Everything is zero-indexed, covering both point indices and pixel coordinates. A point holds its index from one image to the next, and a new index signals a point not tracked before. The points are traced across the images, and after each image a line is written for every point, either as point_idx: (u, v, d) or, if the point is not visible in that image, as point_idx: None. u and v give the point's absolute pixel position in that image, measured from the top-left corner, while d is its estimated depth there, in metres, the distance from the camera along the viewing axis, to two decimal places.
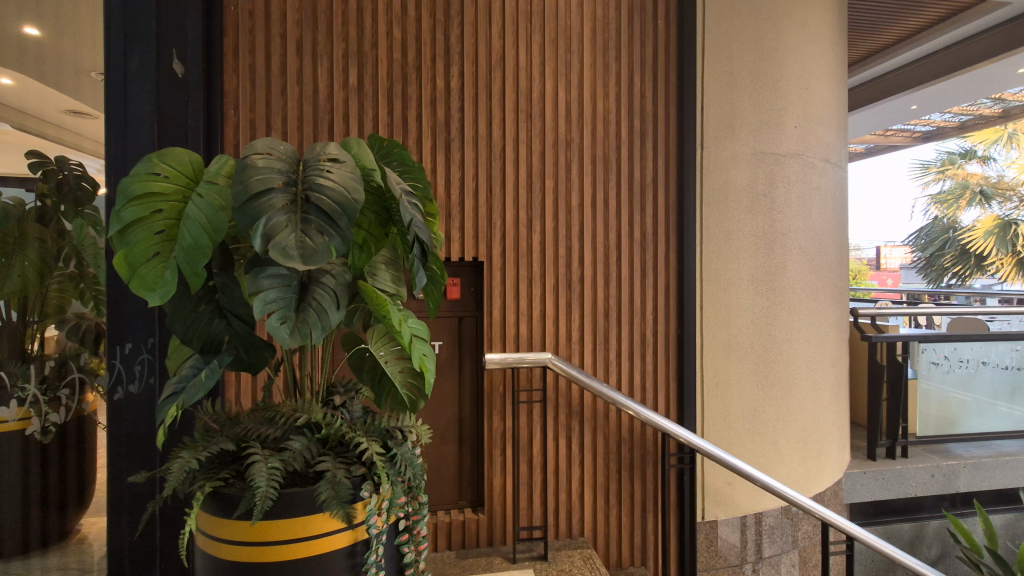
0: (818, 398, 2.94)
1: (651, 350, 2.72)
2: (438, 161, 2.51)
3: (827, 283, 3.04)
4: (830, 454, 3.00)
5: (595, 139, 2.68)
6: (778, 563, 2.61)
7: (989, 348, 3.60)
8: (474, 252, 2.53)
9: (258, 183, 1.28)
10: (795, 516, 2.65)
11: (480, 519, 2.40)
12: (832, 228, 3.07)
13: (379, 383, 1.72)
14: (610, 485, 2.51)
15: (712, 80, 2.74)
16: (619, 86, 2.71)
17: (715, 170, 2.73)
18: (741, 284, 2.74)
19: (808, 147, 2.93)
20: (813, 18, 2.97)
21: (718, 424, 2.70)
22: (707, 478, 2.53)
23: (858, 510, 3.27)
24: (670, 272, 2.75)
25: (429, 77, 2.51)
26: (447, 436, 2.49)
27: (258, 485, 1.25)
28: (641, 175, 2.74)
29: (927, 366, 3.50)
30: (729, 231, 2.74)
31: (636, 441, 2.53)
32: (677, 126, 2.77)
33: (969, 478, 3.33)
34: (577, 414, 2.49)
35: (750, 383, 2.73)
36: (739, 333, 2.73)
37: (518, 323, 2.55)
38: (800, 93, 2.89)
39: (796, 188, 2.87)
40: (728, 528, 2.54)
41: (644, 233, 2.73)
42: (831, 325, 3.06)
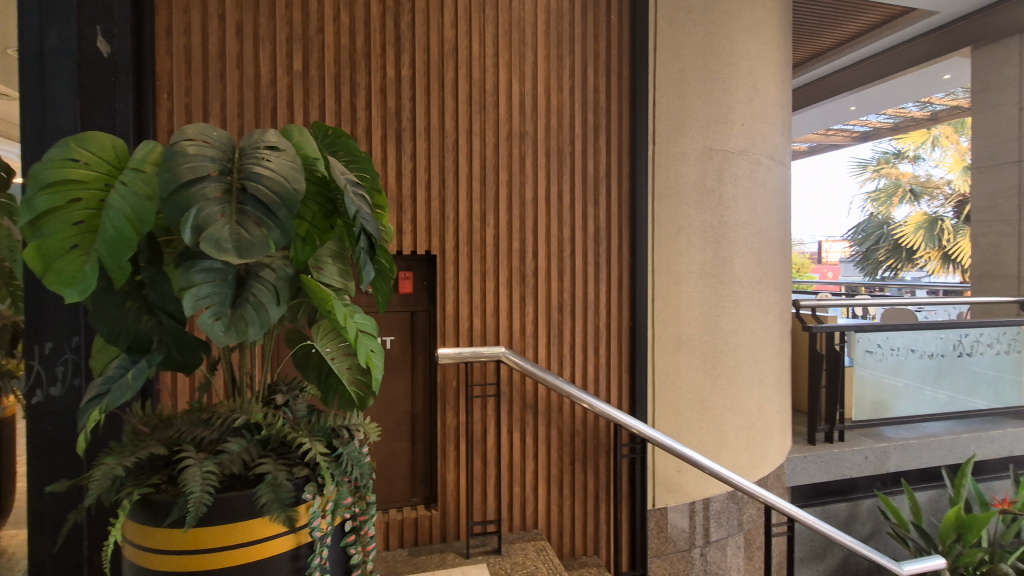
0: (762, 386, 3.05)
1: (604, 343, 2.76)
2: (389, 152, 2.44)
3: (772, 276, 3.16)
4: (773, 440, 3.13)
5: (549, 132, 2.67)
6: (724, 546, 2.70)
7: (918, 337, 3.84)
8: (427, 246, 2.48)
9: (189, 171, 1.21)
10: (740, 500, 2.75)
11: (433, 515, 2.37)
12: (776, 223, 3.19)
13: (326, 381, 1.68)
14: (563, 477, 2.53)
15: (663, 77, 2.78)
16: (573, 80, 2.71)
17: (665, 166, 2.78)
18: (690, 277, 2.81)
19: (754, 145, 3.02)
20: (759, 19, 3.06)
21: (668, 414, 2.77)
22: (658, 466, 2.60)
23: (798, 493, 3.42)
24: (623, 265, 2.79)
25: (379, 66, 2.44)
26: (398, 433, 2.44)
27: (191, 491, 1.18)
28: (595, 170, 2.76)
29: (863, 354, 3.69)
30: (680, 225, 2.80)
31: (590, 432, 2.56)
32: (630, 121, 2.80)
33: (898, 458, 3.56)
34: (531, 408, 2.49)
35: (699, 374, 2.82)
36: (688, 325, 2.80)
37: (471, 316, 2.53)
38: (747, 92, 2.98)
39: (742, 184, 2.96)
40: (677, 514, 2.61)
41: (598, 227, 2.75)
42: (775, 316, 3.18)
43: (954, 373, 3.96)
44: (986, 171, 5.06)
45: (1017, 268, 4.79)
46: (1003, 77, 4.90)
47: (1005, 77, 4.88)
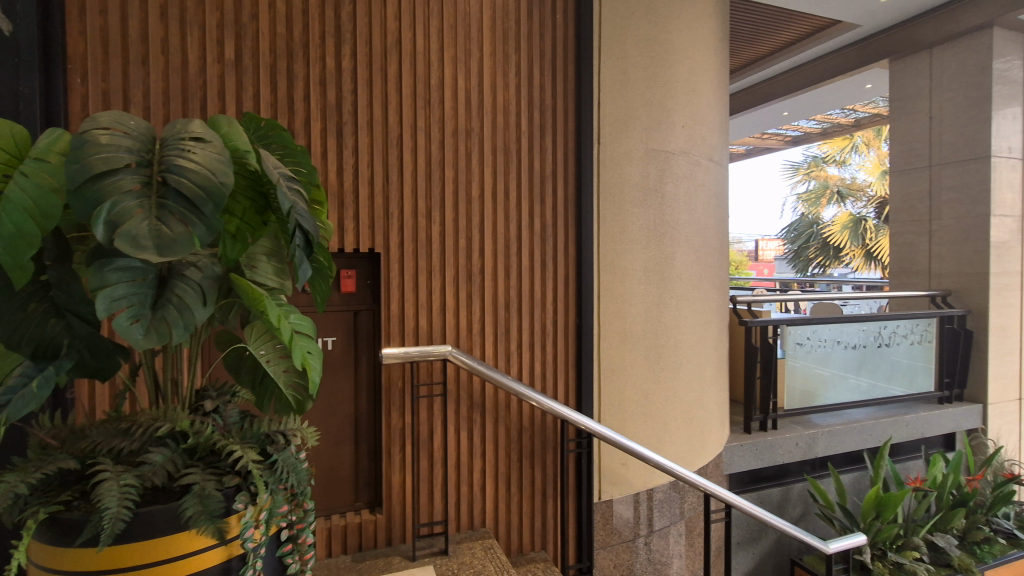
0: (702, 379, 3.17)
1: (551, 339, 2.78)
2: (329, 146, 2.36)
3: (711, 273, 3.28)
4: (712, 430, 3.26)
5: (495, 130, 2.66)
6: (667, 534, 2.78)
7: (842, 329, 4.11)
8: (370, 243, 2.41)
9: (101, 162, 1.11)
10: (681, 489, 2.85)
11: (378, 519, 2.32)
12: (714, 222, 3.32)
13: (261, 385, 1.59)
14: (511, 475, 2.54)
15: (607, 78, 2.83)
16: (518, 78, 2.72)
17: (610, 165, 2.84)
18: (634, 274, 2.88)
19: (694, 146, 3.13)
20: (698, 24, 3.17)
21: (613, 408, 2.83)
22: (604, 460, 2.65)
23: (735, 480, 3.58)
24: (569, 263, 2.82)
25: (318, 55, 2.35)
26: (341, 435, 2.37)
27: (106, 506, 1.10)
28: (541, 168, 2.77)
29: (794, 347, 3.91)
30: (624, 223, 2.86)
31: (537, 429, 2.58)
32: (575, 121, 2.84)
33: (825, 443, 3.79)
34: (479, 407, 2.48)
35: (643, 368, 2.89)
36: (632, 321, 2.87)
37: (417, 315, 2.49)
38: (687, 95, 3.08)
39: (683, 184, 3.06)
40: (622, 505, 2.68)
41: (544, 225, 2.76)
42: (713, 311, 3.32)
43: (875, 363, 4.26)
44: (902, 175, 5.47)
45: (928, 264, 5.21)
46: (917, 88, 5.30)
47: (918, 88, 5.28)
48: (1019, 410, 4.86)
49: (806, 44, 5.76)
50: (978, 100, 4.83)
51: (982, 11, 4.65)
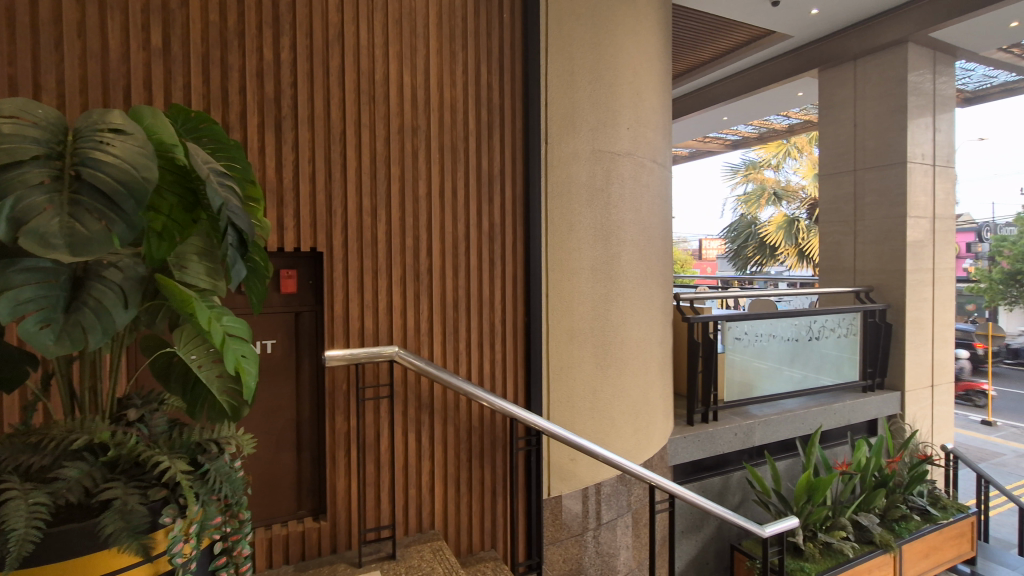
0: (647, 374, 3.27)
1: (500, 338, 2.78)
2: (267, 141, 2.26)
3: (655, 270, 3.38)
4: (657, 424, 3.36)
5: (442, 127, 2.64)
6: (614, 526, 2.85)
7: (777, 324, 4.33)
8: (312, 241, 2.33)
9: (2, 153, 1.03)
10: (628, 482, 2.92)
11: (321, 527, 2.25)
12: (658, 222, 3.42)
13: (191, 392, 1.49)
14: (460, 475, 2.52)
15: (554, 79, 2.86)
16: (466, 76, 2.70)
17: (558, 165, 2.87)
18: (581, 272, 2.93)
19: (639, 148, 3.21)
20: (641, 30, 3.26)
21: (562, 405, 2.86)
22: (553, 456, 2.67)
23: (680, 471, 3.70)
24: (517, 262, 2.84)
25: (255, 47, 2.26)
26: (281, 441, 2.28)
27: (11, 528, 1.01)
28: (489, 168, 2.77)
29: (733, 341, 4.09)
30: (572, 223, 2.90)
31: (486, 428, 2.58)
32: (523, 121, 2.86)
33: (762, 433, 3.99)
34: (427, 408, 2.45)
35: (590, 365, 2.95)
36: (580, 318, 2.92)
37: (363, 316, 2.42)
38: (632, 98, 3.16)
39: (629, 185, 3.13)
40: (570, 500, 2.72)
41: (492, 224, 2.76)
42: (657, 308, 3.42)
43: (806, 355, 4.52)
44: (830, 178, 5.82)
45: (853, 262, 5.57)
46: (842, 97, 5.66)
47: (844, 97, 5.63)
48: (932, 396, 5.28)
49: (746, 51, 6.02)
50: (895, 109, 5.21)
51: (899, 27, 5.02)
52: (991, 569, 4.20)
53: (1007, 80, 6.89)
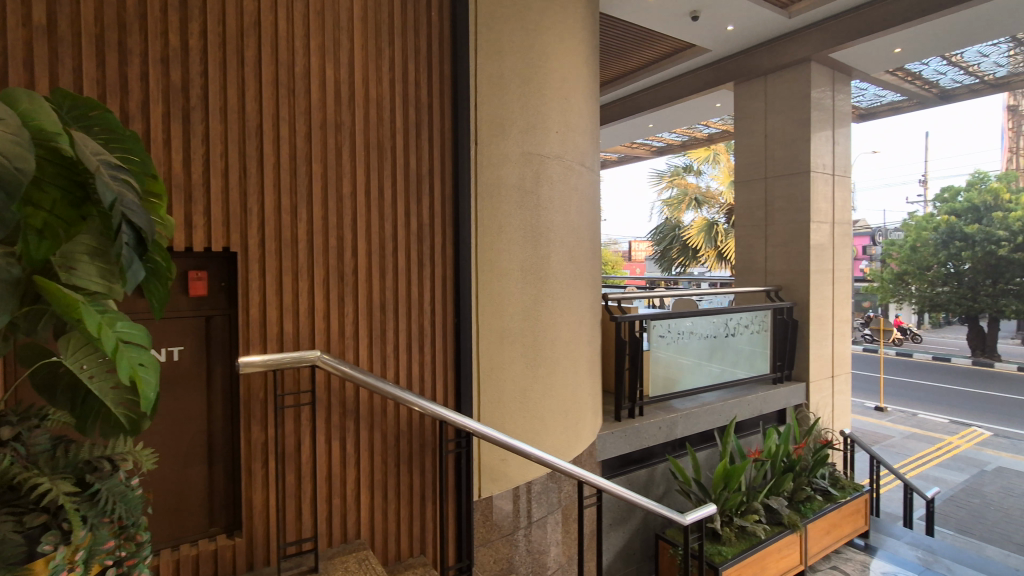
0: (575, 372, 3.35)
1: (429, 340, 2.73)
2: (173, 132, 2.09)
3: (583, 271, 3.48)
4: (586, 421, 3.44)
5: (368, 124, 2.56)
6: (545, 523, 2.89)
7: (696, 321, 4.58)
8: (224, 241, 2.19)
9: None
10: (558, 479, 2.98)
11: (236, 544, 2.13)
12: (586, 223, 3.52)
13: (81, 405, 1.35)
14: (388, 481, 2.46)
15: (483, 80, 2.87)
16: (392, 72, 2.63)
17: (487, 166, 2.88)
18: (511, 273, 2.96)
19: (567, 151, 3.30)
20: (569, 36, 3.35)
21: (492, 406, 2.86)
22: (483, 457, 2.67)
23: (608, 466, 3.81)
24: (447, 263, 2.80)
25: (159, 31, 2.09)
26: (191, 454, 2.13)
27: None
28: (417, 167, 2.71)
29: (657, 339, 4.27)
30: (501, 224, 2.93)
31: (415, 432, 2.54)
32: (452, 121, 2.83)
33: (684, 425, 4.19)
34: (352, 413, 2.38)
35: (520, 365, 2.98)
36: (510, 319, 2.94)
37: (282, 320, 2.30)
38: (560, 103, 3.24)
39: (558, 187, 3.20)
40: (501, 500, 2.73)
41: (420, 224, 2.71)
42: (586, 308, 3.52)
43: (724, 351, 4.80)
44: (744, 184, 6.22)
45: (764, 263, 5.99)
46: (755, 109, 6.07)
47: (756, 109, 6.05)
48: (832, 386, 5.77)
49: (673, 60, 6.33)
50: (800, 123, 5.66)
51: (804, 46, 5.46)
52: (882, 540, 4.65)
53: (894, 100, 7.65)
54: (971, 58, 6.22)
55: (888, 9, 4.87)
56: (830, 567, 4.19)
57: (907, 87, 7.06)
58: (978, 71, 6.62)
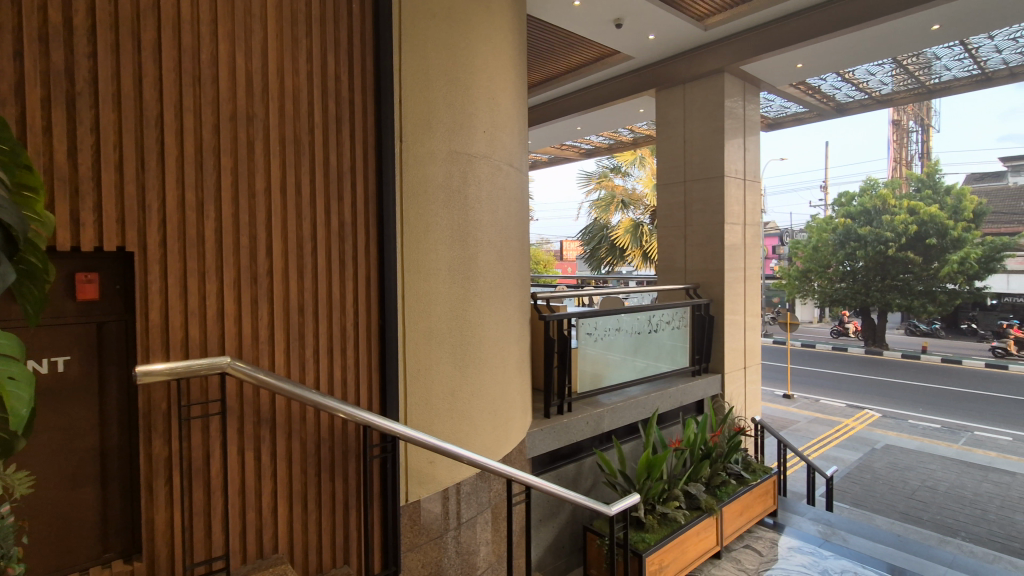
0: (505, 371, 3.38)
1: (353, 343, 2.63)
2: (55, 119, 1.88)
3: (511, 271, 3.52)
4: (515, 418, 3.48)
5: (283, 118, 2.42)
6: (474, 523, 2.89)
7: (622, 318, 4.74)
8: (118, 241, 2.00)
9: None
10: (487, 478, 2.99)
11: (135, 569, 1.96)
12: (514, 224, 3.57)
13: None
14: (308, 491, 2.36)
15: (408, 77, 2.82)
16: (311, 64, 2.52)
17: (413, 164, 2.84)
18: (439, 272, 2.94)
19: (494, 151, 3.33)
20: (496, 36, 3.37)
21: (419, 408, 2.82)
22: (410, 461, 2.62)
23: (538, 462, 3.86)
24: (371, 263, 2.71)
25: (36, 4, 1.85)
26: (79, 475, 1.94)
27: None
28: (337, 163, 2.61)
29: (585, 336, 4.39)
30: (428, 224, 2.91)
31: (338, 438, 2.46)
32: (375, 116, 2.75)
33: (610, 419, 4.34)
34: (268, 422, 2.25)
35: (448, 366, 2.96)
36: (437, 319, 2.92)
37: (187, 325, 2.14)
38: (486, 103, 3.26)
39: (485, 187, 3.23)
40: (429, 503, 2.70)
41: (342, 223, 2.60)
42: (514, 307, 3.57)
43: (648, 346, 5.00)
44: (665, 187, 6.53)
45: (684, 262, 6.31)
46: (674, 115, 6.37)
47: (675, 116, 6.36)
48: (745, 377, 6.18)
49: (600, 64, 6.51)
50: (715, 130, 6.00)
51: (718, 57, 5.81)
52: (789, 518, 5.05)
53: (797, 111, 8.31)
54: (861, 75, 6.88)
55: (792, 27, 5.28)
56: (744, 546, 4.49)
57: (809, 100, 7.69)
58: (867, 88, 7.34)
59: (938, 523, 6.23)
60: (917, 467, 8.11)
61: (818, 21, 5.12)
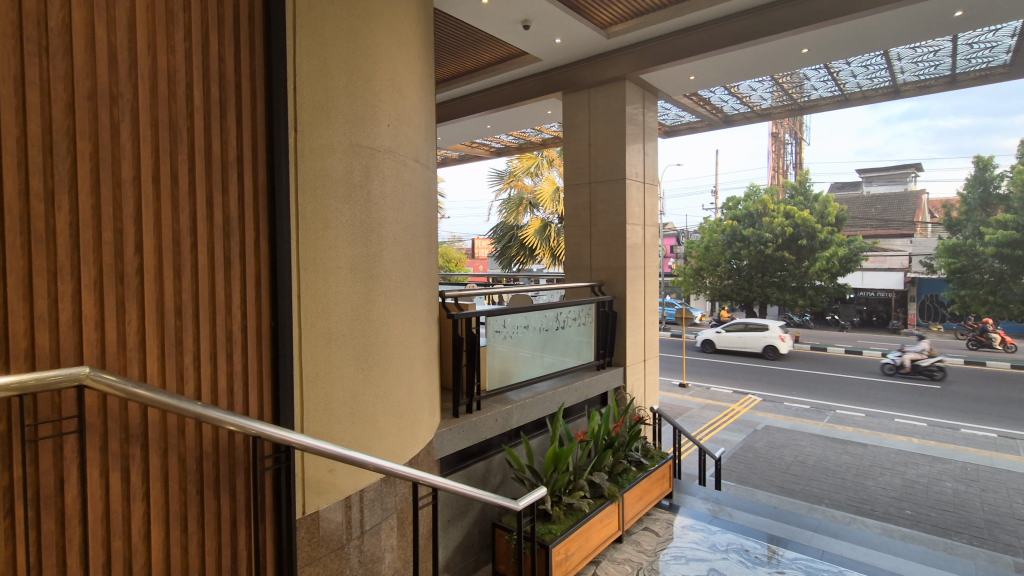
0: (411, 371, 3.33)
1: (240, 348, 2.42)
2: None
3: (417, 269, 3.48)
4: (421, 420, 3.42)
5: (156, 97, 2.11)
6: (378, 531, 2.82)
7: (530, 316, 4.82)
8: None
9: None
10: (392, 483, 2.93)
11: None
12: (420, 222, 3.54)
13: None
14: (188, 511, 2.16)
15: (305, 63, 2.66)
16: (190, 41, 2.24)
17: (310, 156, 2.68)
18: (340, 272, 2.83)
19: (399, 146, 3.27)
20: (400, 27, 3.29)
21: (317, 416, 2.67)
22: (307, 471, 2.48)
23: (446, 463, 3.82)
24: (261, 262, 2.53)
25: None
26: None
27: None
28: (222, 153, 2.38)
29: (493, 334, 4.41)
30: (327, 221, 2.77)
31: (223, 452, 2.31)
32: (266, 104, 2.56)
33: (518, 415, 4.41)
34: (139, 439, 2.01)
35: (350, 369, 2.85)
36: (338, 321, 2.81)
37: (31, 333, 1.77)
38: (390, 96, 3.18)
39: (389, 183, 3.17)
40: (329, 513, 2.58)
41: (227, 218, 2.38)
42: (420, 306, 3.53)
43: (555, 342, 5.14)
44: (571, 188, 6.74)
45: (589, 261, 6.55)
46: (580, 119, 6.57)
47: (581, 119, 6.58)
48: (644, 369, 6.55)
49: (508, 64, 6.58)
50: (616, 135, 6.29)
51: (620, 65, 6.09)
52: (682, 498, 5.43)
53: (690, 120, 8.94)
54: (745, 90, 7.55)
55: (686, 40, 5.65)
56: (643, 528, 4.76)
57: (700, 111, 8.30)
58: (750, 102, 8.06)
59: (808, 493, 7.02)
60: (791, 444, 9.08)
61: (709, 37, 5.53)
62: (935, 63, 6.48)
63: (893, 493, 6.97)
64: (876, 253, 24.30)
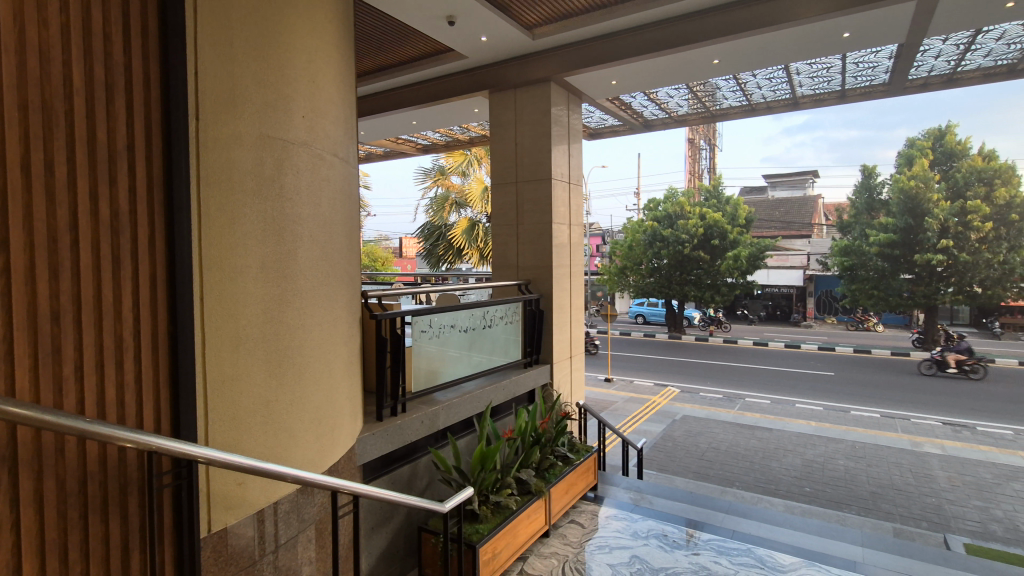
0: (330, 374, 3.20)
1: (133, 356, 2.18)
2: None
3: (337, 268, 3.35)
4: (342, 426, 3.29)
5: (26, 74, 1.84)
6: (294, 544, 2.68)
7: (457, 315, 4.77)
8: None
9: None
10: (309, 493, 2.80)
11: None
12: (340, 220, 3.41)
13: None
14: (69, 539, 1.93)
15: (208, 48, 2.47)
16: (67, 12, 1.98)
17: (213, 147, 2.50)
18: (249, 271, 2.67)
19: (316, 139, 3.12)
20: (315, 15, 3.14)
21: (224, 425, 2.51)
22: (213, 487, 2.30)
23: (369, 469, 3.71)
24: (157, 260, 2.30)
25: None
26: None
27: None
28: (109, 139, 2.12)
29: (420, 334, 4.32)
30: (233, 217, 2.60)
31: (112, 471, 2.09)
32: (162, 88, 2.33)
33: (445, 415, 4.36)
34: (8, 463, 1.75)
35: (262, 374, 2.70)
36: (247, 324, 2.65)
37: None
38: (304, 86, 3.02)
39: (304, 177, 3.02)
40: (239, 528, 2.41)
41: (115, 211, 2.14)
42: (340, 307, 3.39)
43: (482, 341, 5.13)
44: (498, 187, 6.76)
45: (516, 260, 6.59)
46: (507, 118, 6.60)
47: (507, 119, 6.61)
48: (570, 365, 6.69)
49: (435, 60, 6.48)
50: (542, 136, 6.38)
51: (545, 66, 6.18)
52: (607, 489, 5.61)
53: (613, 124, 9.26)
54: (662, 96, 7.91)
55: (608, 45, 5.83)
56: (569, 521, 4.87)
57: (623, 115, 8.61)
58: (667, 108, 8.46)
59: (721, 477, 7.49)
60: (706, 431, 9.66)
61: (630, 43, 5.74)
62: (827, 78, 7.11)
63: (795, 473, 7.61)
64: (780, 253, 26.42)
